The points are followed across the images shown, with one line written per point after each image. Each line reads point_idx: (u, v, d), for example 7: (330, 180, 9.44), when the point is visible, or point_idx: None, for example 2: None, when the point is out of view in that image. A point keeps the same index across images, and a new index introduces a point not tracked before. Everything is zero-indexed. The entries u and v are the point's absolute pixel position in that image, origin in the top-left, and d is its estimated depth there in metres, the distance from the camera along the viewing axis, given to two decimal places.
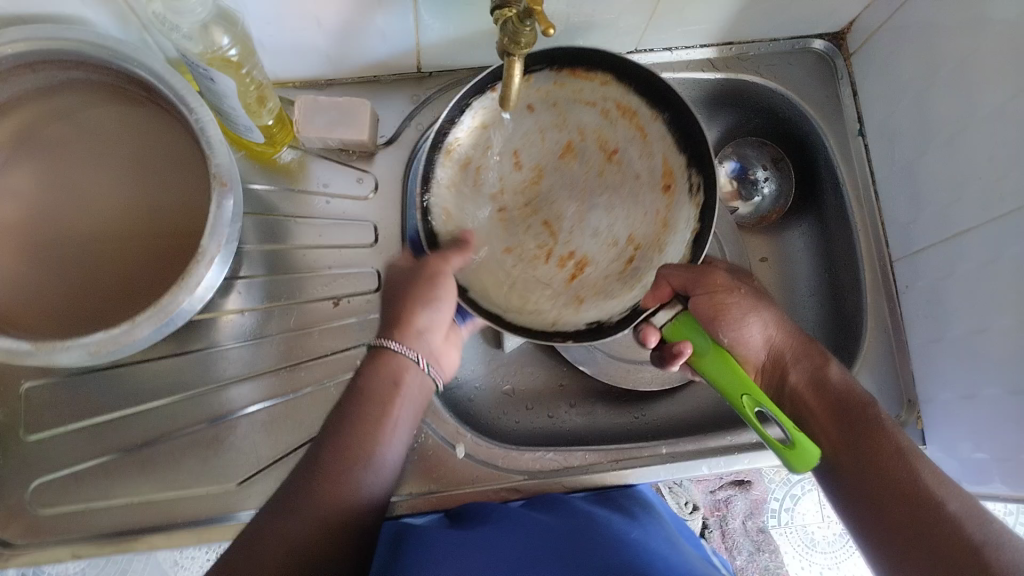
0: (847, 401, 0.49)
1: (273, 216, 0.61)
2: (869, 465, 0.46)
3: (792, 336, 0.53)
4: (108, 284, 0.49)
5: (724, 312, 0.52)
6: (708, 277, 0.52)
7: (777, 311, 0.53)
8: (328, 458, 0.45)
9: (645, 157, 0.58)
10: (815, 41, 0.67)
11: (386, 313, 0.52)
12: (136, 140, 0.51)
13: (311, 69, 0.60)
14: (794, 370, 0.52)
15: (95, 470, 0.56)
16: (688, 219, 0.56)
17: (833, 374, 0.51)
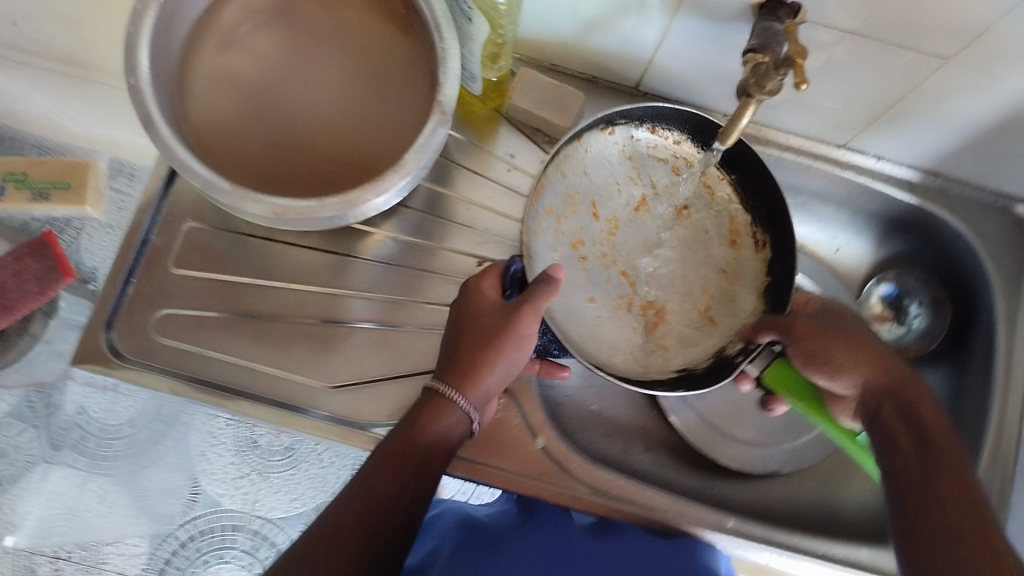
0: (932, 440, 0.48)
1: (451, 164, 0.64)
2: (941, 507, 0.45)
3: (886, 373, 0.52)
4: (307, 161, 0.52)
5: (815, 353, 0.53)
6: (796, 322, 0.53)
7: (875, 346, 0.53)
8: (353, 506, 0.48)
9: (717, 213, 0.61)
10: (1019, 205, 0.66)
11: (452, 353, 0.52)
12: (378, 47, 0.54)
13: (545, 48, 0.63)
14: (886, 404, 0.51)
15: (213, 322, 0.59)
16: (756, 274, 0.60)
17: (925, 410, 0.50)
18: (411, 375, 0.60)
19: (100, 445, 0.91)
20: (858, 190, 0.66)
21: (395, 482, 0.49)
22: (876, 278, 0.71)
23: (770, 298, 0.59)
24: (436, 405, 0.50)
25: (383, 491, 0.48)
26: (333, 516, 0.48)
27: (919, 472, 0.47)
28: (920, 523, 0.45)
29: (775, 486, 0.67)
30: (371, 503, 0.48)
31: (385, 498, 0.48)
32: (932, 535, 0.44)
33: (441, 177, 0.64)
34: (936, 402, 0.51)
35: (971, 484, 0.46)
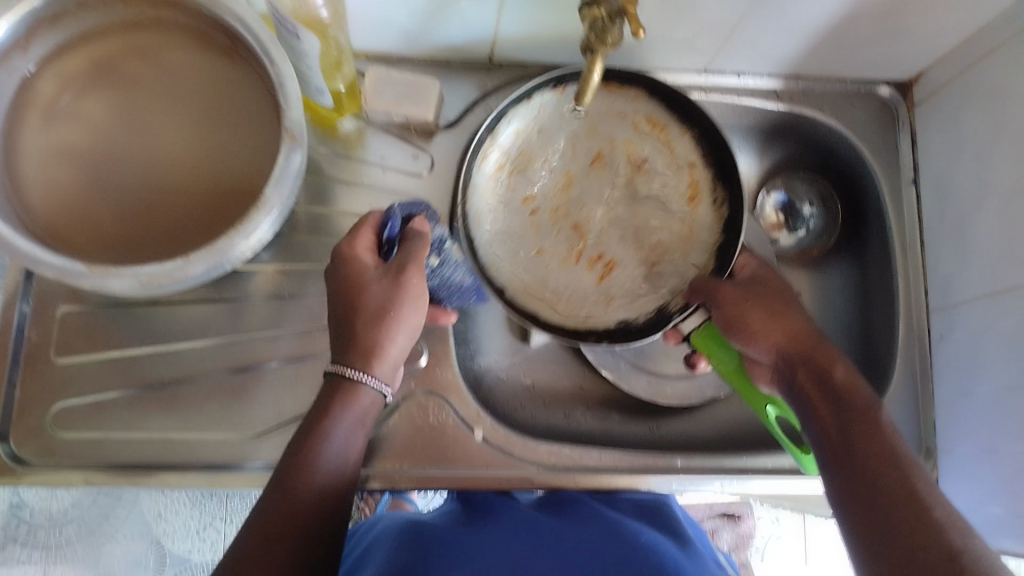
0: (850, 404, 0.47)
1: (322, 179, 0.62)
2: (864, 468, 0.44)
3: (799, 340, 0.51)
4: (164, 220, 0.50)
5: (731, 322, 0.53)
6: (721, 291, 0.54)
7: (789, 315, 0.52)
8: (266, 513, 0.43)
9: (675, 167, 0.60)
10: (881, 88, 0.67)
11: (340, 327, 0.49)
12: (210, 84, 0.52)
13: (386, 44, 0.61)
14: (803, 369, 0.50)
15: (117, 402, 0.58)
16: (711, 228, 0.59)
17: (841, 371, 0.49)
18: None
19: (50, 534, 0.85)
20: (729, 110, 0.67)
21: (315, 479, 0.45)
22: (766, 187, 0.72)
23: (717, 239, 0.59)
24: (342, 386, 0.48)
25: (303, 494, 0.44)
26: (244, 529, 0.43)
27: (843, 438, 0.46)
28: (852, 494, 0.44)
29: (718, 412, 0.69)
30: (291, 506, 0.44)
31: (302, 498, 0.44)
32: (863, 504, 0.43)
33: (319, 197, 0.62)
34: (852, 368, 0.50)
35: (895, 442, 0.45)
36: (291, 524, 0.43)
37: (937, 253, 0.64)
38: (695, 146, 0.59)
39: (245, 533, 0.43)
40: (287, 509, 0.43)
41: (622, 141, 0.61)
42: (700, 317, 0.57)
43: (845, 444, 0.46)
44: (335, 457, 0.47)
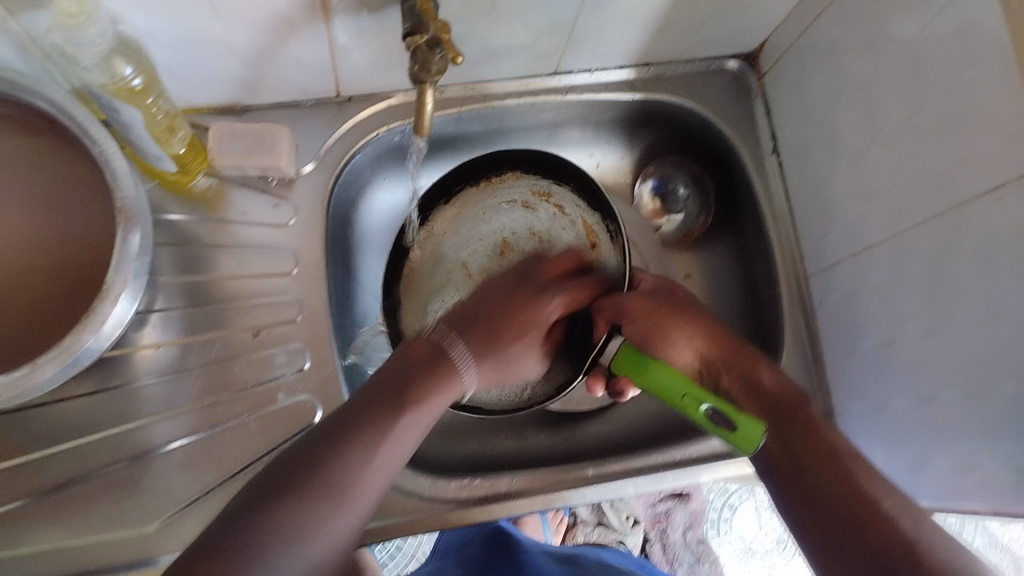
0: (785, 408, 0.51)
1: (193, 247, 0.59)
2: (806, 465, 0.48)
3: (718, 343, 0.55)
4: (13, 325, 0.47)
5: (652, 333, 0.55)
6: (628, 304, 0.55)
7: (703, 322, 0.55)
8: (325, 499, 0.40)
9: (570, 224, 0.63)
10: (729, 62, 0.70)
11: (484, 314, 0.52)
12: (37, 173, 0.48)
13: (227, 96, 0.59)
14: (726, 376, 0.54)
15: (1, 518, 0.53)
16: (616, 260, 0.60)
17: (764, 377, 0.53)
18: (231, 478, 0.56)
19: None
20: (588, 107, 0.69)
21: (383, 453, 0.44)
22: (641, 177, 0.76)
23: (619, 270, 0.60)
24: (446, 367, 0.49)
25: (365, 484, 0.42)
26: (301, 498, 0.40)
27: (780, 433, 0.50)
28: (795, 489, 0.48)
29: (628, 409, 0.70)
30: (351, 499, 0.42)
31: (365, 469, 0.43)
32: (805, 491, 0.47)
33: (191, 266, 0.59)
34: (773, 369, 0.54)
35: (832, 438, 0.48)
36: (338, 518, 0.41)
37: (804, 219, 0.66)
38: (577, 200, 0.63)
39: (305, 507, 0.40)
40: (346, 500, 0.41)
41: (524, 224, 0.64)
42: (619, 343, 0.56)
43: (783, 437, 0.49)
44: (412, 429, 0.46)
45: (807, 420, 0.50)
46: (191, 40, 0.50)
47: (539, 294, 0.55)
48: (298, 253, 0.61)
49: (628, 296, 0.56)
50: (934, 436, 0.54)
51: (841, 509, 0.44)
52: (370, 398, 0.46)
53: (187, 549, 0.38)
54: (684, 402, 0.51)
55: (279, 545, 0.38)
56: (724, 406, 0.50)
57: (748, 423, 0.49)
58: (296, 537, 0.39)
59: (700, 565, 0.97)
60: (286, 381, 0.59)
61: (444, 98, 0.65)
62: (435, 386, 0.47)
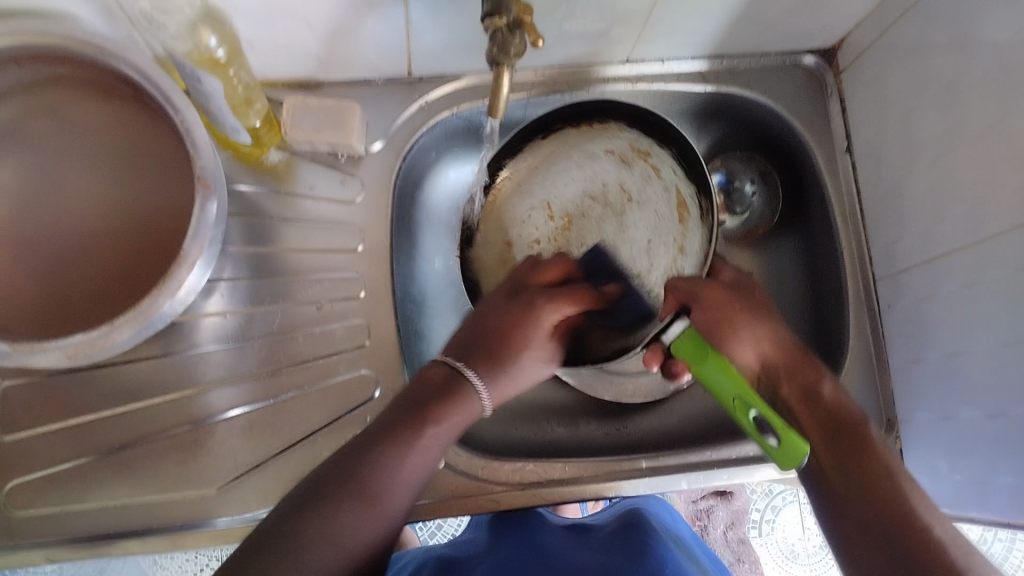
0: (841, 420, 0.50)
1: (263, 219, 0.60)
2: (863, 486, 0.46)
3: (787, 349, 0.53)
4: (92, 285, 0.48)
5: (722, 324, 0.53)
6: (702, 292, 0.54)
7: (774, 328, 0.54)
8: (357, 507, 0.43)
9: (663, 188, 0.62)
10: (805, 57, 0.69)
11: (495, 329, 0.52)
12: (121, 138, 0.50)
13: (301, 71, 0.59)
14: (786, 384, 0.52)
15: (70, 472, 0.55)
16: (700, 245, 0.60)
17: (826, 391, 0.51)
18: (290, 447, 0.57)
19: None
20: (657, 96, 0.68)
21: (405, 466, 0.46)
22: (708, 170, 0.74)
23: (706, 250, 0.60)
24: (460, 395, 0.50)
25: (392, 494, 0.45)
26: (331, 507, 0.43)
27: (837, 455, 0.48)
28: (845, 500, 0.46)
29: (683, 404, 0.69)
30: (379, 506, 0.44)
31: (393, 480, 0.45)
32: (856, 512, 0.45)
33: (258, 237, 0.60)
34: (835, 383, 0.52)
35: (888, 463, 0.47)
36: (364, 526, 0.44)
37: (875, 221, 0.65)
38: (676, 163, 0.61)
39: (336, 516, 0.43)
40: (372, 508, 0.44)
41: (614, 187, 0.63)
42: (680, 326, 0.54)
43: (840, 468, 0.47)
44: (437, 446, 0.48)
45: (866, 439, 0.48)
46: (274, 15, 0.51)
47: (535, 303, 0.53)
48: (363, 231, 0.62)
49: (705, 286, 0.55)
50: (1001, 450, 0.53)
51: (886, 528, 0.44)
52: (398, 417, 0.48)
53: (232, 553, 0.41)
54: (734, 404, 0.49)
55: (320, 539, 0.42)
56: (772, 418, 0.46)
57: (793, 439, 0.45)
58: (330, 542, 0.42)
59: (741, 565, 0.95)
60: (345, 356, 0.60)
61: (513, 82, 0.65)
62: (448, 404, 0.49)
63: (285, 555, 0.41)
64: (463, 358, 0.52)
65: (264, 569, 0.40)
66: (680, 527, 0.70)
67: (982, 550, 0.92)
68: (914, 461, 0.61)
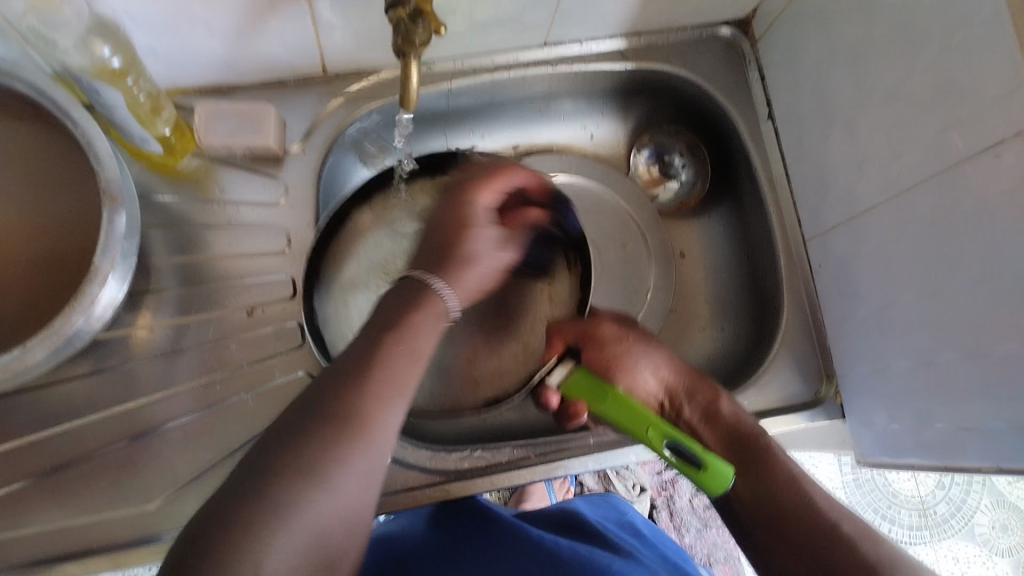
0: (740, 433, 0.52)
1: (185, 227, 0.59)
2: (768, 492, 0.47)
3: (682, 373, 0.56)
4: (10, 306, 0.47)
5: (614, 363, 0.55)
6: (596, 331, 0.58)
7: (665, 352, 0.56)
8: (342, 439, 0.38)
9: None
10: (721, 29, 0.69)
11: (445, 215, 0.53)
12: (21, 158, 0.48)
13: (211, 75, 0.58)
14: (688, 406, 0.55)
15: (4, 501, 0.54)
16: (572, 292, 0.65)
17: (725, 408, 0.53)
18: (229, 456, 0.56)
19: None
20: (579, 77, 0.68)
21: (386, 393, 0.41)
22: (636, 147, 0.75)
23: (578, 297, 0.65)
24: (424, 297, 0.47)
25: (378, 422, 0.40)
26: (308, 441, 0.37)
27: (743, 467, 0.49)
28: (750, 513, 0.47)
29: None
30: (368, 435, 0.39)
31: (379, 412, 0.41)
32: (764, 521, 0.46)
33: (184, 246, 0.59)
34: (737, 405, 0.54)
35: (789, 468, 0.48)
36: (355, 461, 0.38)
37: (800, 185, 0.66)
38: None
39: (323, 451, 0.37)
40: (359, 437, 0.39)
41: None
42: (567, 368, 0.57)
43: (744, 478, 0.49)
44: (415, 364, 0.44)
45: (766, 448, 0.50)
46: (174, 19, 0.50)
47: (473, 187, 0.54)
48: (289, 232, 0.61)
49: (593, 323, 0.58)
50: (933, 397, 0.54)
51: (792, 532, 0.45)
52: (372, 331, 0.44)
53: (189, 521, 0.35)
54: (649, 436, 0.50)
55: (311, 478, 0.36)
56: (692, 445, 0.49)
57: (716, 464, 0.48)
58: (313, 481, 0.36)
59: (708, 531, 0.97)
60: (281, 359, 0.59)
61: (431, 73, 0.64)
62: (420, 312, 0.46)
63: (266, 497, 0.35)
64: (430, 272, 0.49)
65: (236, 522, 0.34)
66: (630, 518, 0.70)
67: (940, 495, 0.94)
68: (853, 415, 0.63)
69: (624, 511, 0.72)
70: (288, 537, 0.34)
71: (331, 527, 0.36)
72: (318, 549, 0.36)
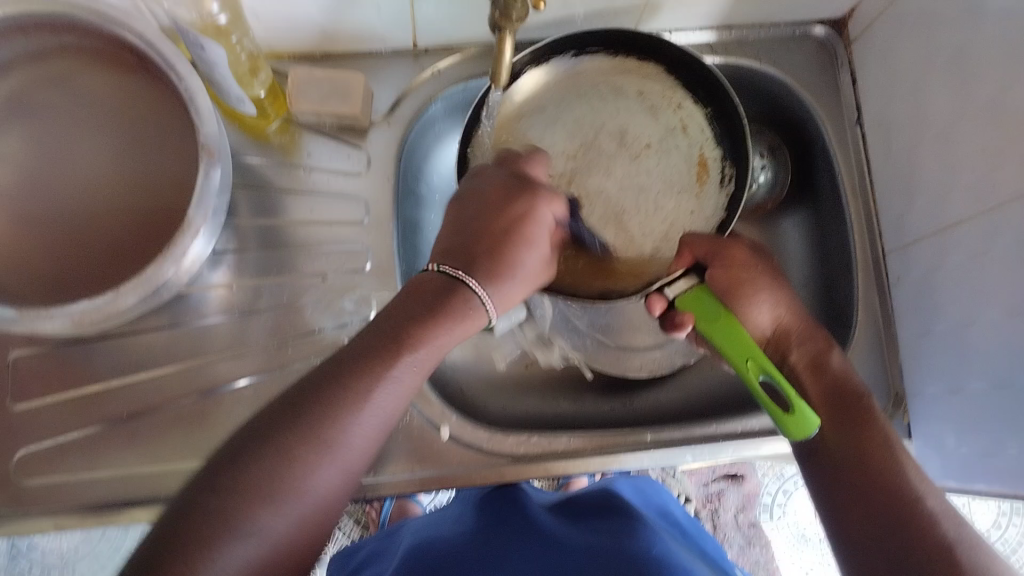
0: (842, 395, 0.51)
1: (269, 191, 0.60)
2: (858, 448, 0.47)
3: (797, 318, 0.54)
4: (99, 254, 0.48)
5: (738, 288, 0.53)
6: (728, 250, 0.53)
7: (789, 295, 0.55)
8: (318, 453, 0.43)
9: (688, 145, 0.61)
10: (816, 27, 0.68)
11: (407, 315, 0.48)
12: (127, 109, 0.50)
13: (307, 42, 0.59)
14: (796, 351, 0.53)
15: (80, 441, 0.55)
16: (718, 207, 0.60)
17: (833, 361, 0.52)
18: None
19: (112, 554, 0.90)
20: None
21: (380, 401, 0.46)
22: None
23: (723, 216, 0.60)
24: (444, 312, 0.49)
25: (354, 435, 0.45)
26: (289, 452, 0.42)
27: (838, 426, 0.49)
28: (834, 467, 0.48)
29: (693, 377, 0.69)
30: (338, 452, 0.44)
31: (350, 423, 0.45)
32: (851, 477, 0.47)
33: (265, 210, 0.60)
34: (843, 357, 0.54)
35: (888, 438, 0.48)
36: (320, 474, 0.43)
37: (885, 194, 0.64)
38: (706, 123, 0.61)
39: (294, 464, 0.42)
40: (330, 453, 0.44)
41: (634, 130, 0.62)
42: (689, 282, 0.52)
43: (839, 432, 0.49)
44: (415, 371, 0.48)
45: (865, 409, 0.49)
46: None
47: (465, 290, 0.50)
48: (369, 203, 0.61)
49: (727, 243, 0.54)
50: (1008, 421, 0.52)
51: (878, 494, 0.45)
52: (359, 356, 0.46)
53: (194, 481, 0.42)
54: (745, 367, 0.48)
55: (253, 504, 0.41)
56: (787, 386, 0.46)
57: (806, 411, 0.46)
58: (280, 490, 0.42)
59: (752, 549, 0.94)
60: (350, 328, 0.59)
61: (519, 54, 0.65)
62: (437, 324, 0.48)
63: (240, 502, 0.41)
64: (463, 267, 0.50)
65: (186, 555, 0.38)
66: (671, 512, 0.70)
67: (995, 535, 0.91)
68: (920, 436, 0.61)
69: (650, 495, 0.71)
70: (242, 544, 0.40)
71: (288, 536, 0.42)
72: (272, 556, 0.41)
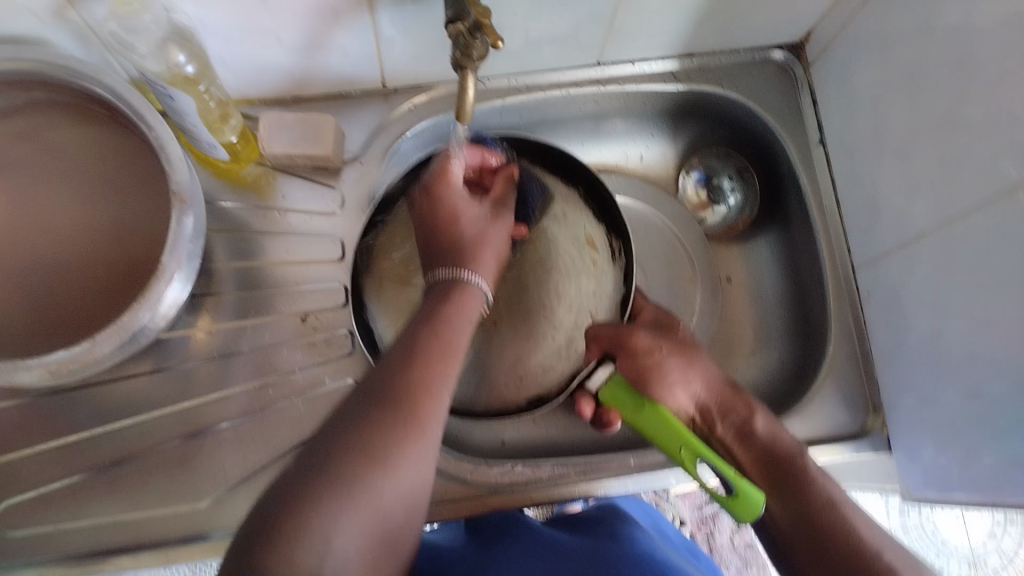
0: (774, 456, 0.52)
1: (245, 233, 0.61)
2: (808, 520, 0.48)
3: (720, 389, 0.56)
4: (78, 301, 0.49)
5: (648, 373, 0.55)
6: (626, 339, 0.57)
7: (705, 367, 0.56)
8: (406, 434, 0.41)
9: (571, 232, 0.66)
10: (775, 52, 0.70)
11: (439, 244, 0.55)
12: (100, 160, 0.51)
13: (277, 87, 0.61)
14: (720, 423, 0.55)
15: (63, 491, 0.55)
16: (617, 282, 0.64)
17: (759, 426, 0.54)
18: (279, 458, 0.57)
19: None
20: (630, 98, 0.69)
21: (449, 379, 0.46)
22: (685, 169, 0.76)
23: (623, 289, 0.64)
24: (452, 291, 0.52)
25: (430, 406, 0.43)
26: (381, 430, 0.40)
27: (777, 492, 0.51)
28: (792, 547, 0.49)
29: None
30: (427, 428, 0.42)
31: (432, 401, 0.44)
32: (808, 554, 0.47)
33: (242, 252, 0.60)
34: (770, 417, 0.55)
35: (831, 498, 0.49)
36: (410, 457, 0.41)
37: (851, 210, 0.66)
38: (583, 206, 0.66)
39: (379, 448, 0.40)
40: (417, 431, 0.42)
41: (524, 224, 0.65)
42: (608, 373, 0.58)
43: (782, 502, 0.50)
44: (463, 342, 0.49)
45: (801, 474, 0.50)
46: (244, 31, 0.52)
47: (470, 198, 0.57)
48: (345, 241, 0.62)
49: (625, 332, 0.57)
50: (983, 429, 0.53)
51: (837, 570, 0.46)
52: (412, 348, 0.46)
53: (269, 492, 0.37)
54: (682, 454, 0.52)
55: (331, 506, 0.36)
56: (724, 470, 0.50)
57: (748, 491, 0.49)
58: (375, 468, 0.39)
59: (749, 570, 0.94)
60: (330, 366, 0.60)
61: (487, 89, 0.66)
62: (459, 310, 0.50)
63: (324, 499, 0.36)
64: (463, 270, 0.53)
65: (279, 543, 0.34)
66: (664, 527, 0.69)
67: (991, 545, 0.90)
68: (900, 447, 0.62)
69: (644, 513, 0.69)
70: (355, 517, 0.37)
71: (391, 510, 0.39)
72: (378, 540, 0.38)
